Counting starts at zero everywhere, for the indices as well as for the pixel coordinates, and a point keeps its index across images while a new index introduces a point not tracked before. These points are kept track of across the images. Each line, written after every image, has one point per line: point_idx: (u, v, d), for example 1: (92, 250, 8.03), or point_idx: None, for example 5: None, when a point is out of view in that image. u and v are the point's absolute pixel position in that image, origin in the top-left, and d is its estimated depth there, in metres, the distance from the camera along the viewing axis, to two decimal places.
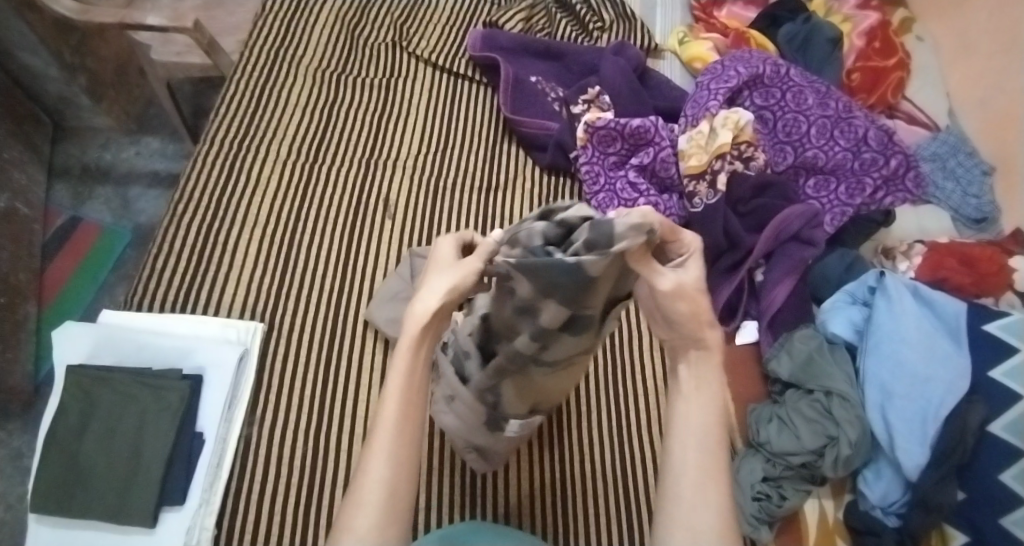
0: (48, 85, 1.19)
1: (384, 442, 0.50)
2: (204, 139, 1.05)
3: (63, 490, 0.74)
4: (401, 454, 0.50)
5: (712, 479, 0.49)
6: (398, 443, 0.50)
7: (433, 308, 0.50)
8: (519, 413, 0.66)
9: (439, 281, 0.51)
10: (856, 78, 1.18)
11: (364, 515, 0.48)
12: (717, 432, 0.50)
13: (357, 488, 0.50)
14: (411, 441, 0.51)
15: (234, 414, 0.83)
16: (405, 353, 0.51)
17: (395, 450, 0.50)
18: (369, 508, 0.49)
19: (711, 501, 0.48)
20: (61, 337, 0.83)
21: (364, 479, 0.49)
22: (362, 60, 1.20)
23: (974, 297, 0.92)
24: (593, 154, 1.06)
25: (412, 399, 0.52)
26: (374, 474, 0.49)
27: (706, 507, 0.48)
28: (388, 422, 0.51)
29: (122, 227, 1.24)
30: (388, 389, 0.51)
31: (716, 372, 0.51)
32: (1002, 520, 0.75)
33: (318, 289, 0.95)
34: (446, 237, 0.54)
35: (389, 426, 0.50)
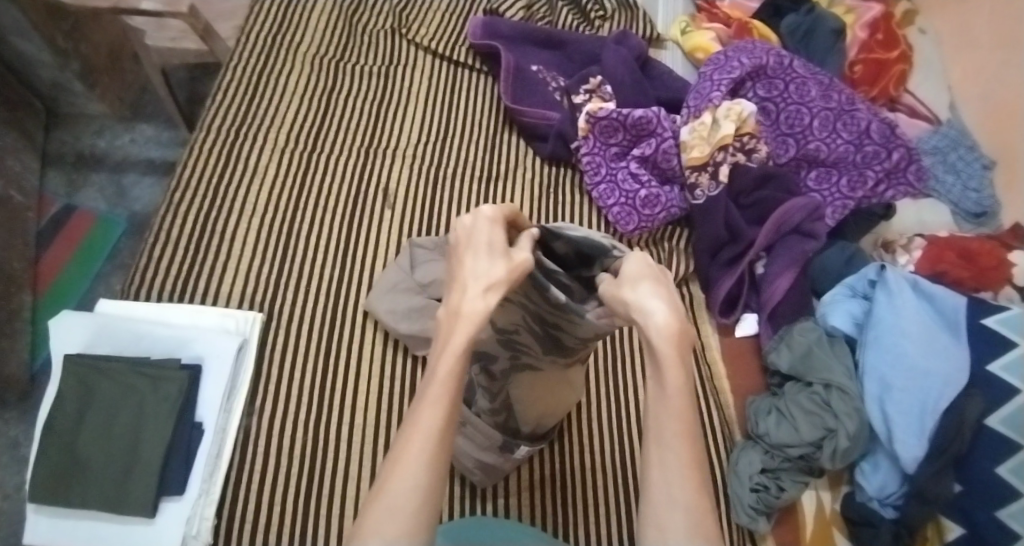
0: (41, 70, 1.17)
1: (422, 442, 0.46)
2: (200, 125, 1.04)
3: (62, 481, 0.73)
4: (436, 459, 0.46)
5: (682, 469, 0.45)
6: (434, 444, 0.46)
7: (480, 307, 0.50)
8: (525, 426, 0.72)
9: (491, 273, 0.51)
10: (858, 70, 1.18)
11: (395, 520, 0.43)
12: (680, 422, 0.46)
13: (384, 492, 0.45)
14: (444, 446, 0.47)
15: (232, 405, 0.82)
16: (449, 356, 0.49)
17: (431, 449, 0.46)
18: (404, 515, 0.44)
19: (685, 506, 0.44)
20: (58, 327, 0.82)
21: (395, 484, 0.44)
22: (361, 47, 1.18)
23: (973, 291, 0.92)
24: (595, 145, 1.06)
25: (452, 394, 0.48)
26: (409, 479, 0.45)
27: (678, 511, 0.44)
28: (428, 421, 0.47)
29: (117, 215, 1.23)
30: (430, 386, 0.48)
31: (674, 357, 0.47)
32: (1000, 512, 0.75)
33: (317, 280, 0.94)
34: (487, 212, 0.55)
35: (426, 422, 0.47)
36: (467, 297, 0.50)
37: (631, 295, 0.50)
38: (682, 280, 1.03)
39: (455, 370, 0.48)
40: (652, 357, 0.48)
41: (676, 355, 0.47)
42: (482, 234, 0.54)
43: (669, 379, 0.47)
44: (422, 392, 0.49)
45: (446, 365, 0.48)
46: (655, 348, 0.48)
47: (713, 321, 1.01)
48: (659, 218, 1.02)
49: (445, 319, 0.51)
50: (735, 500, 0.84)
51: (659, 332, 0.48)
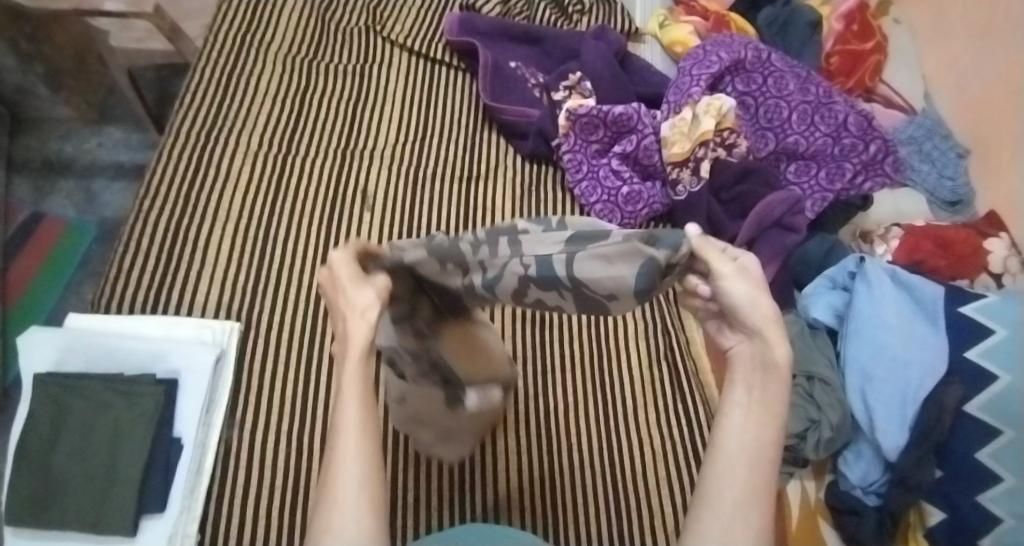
0: (3, 74, 1.13)
1: (353, 439, 0.45)
2: (170, 130, 1.01)
3: (37, 503, 0.71)
4: (369, 448, 0.46)
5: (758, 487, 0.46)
6: (364, 436, 0.46)
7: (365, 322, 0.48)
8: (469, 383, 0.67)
9: (359, 297, 0.50)
10: (835, 61, 1.19)
11: (353, 516, 0.44)
12: (764, 454, 0.47)
13: (331, 494, 0.44)
14: (374, 435, 0.47)
15: (212, 418, 0.81)
16: (360, 355, 0.47)
17: (362, 443, 0.46)
18: (350, 506, 0.44)
19: (754, 523, 0.45)
20: (27, 344, 0.80)
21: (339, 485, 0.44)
22: (335, 46, 1.16)
23: (949, 279, 0.93)
24: (576, 142, 1.05)
25: (367, 391, 0.47)
26: (351, 476, 0.44)
27: (746, 529, 0.45)
28: (349, 420, 0.46)
29: (88, 222, 1.20)
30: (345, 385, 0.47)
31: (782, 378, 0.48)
32: (979, 497, 0.77)
33: (296, 286, 0.92)
34: (342, 252, 0.52)
35: (349, 421, 0.46)
36: (349, 321, 0.49)
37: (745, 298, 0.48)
38: None
39: (365, 367, 0.47)
40: (752, 374, 0.49)
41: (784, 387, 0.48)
42: (334, 268, 0.52)
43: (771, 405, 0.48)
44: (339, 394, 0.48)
45: (352, 368, 0.47)
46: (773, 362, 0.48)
47: None
48: (642, 215, 1.02)
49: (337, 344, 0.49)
50: None
51: (760, 323, 0.48)
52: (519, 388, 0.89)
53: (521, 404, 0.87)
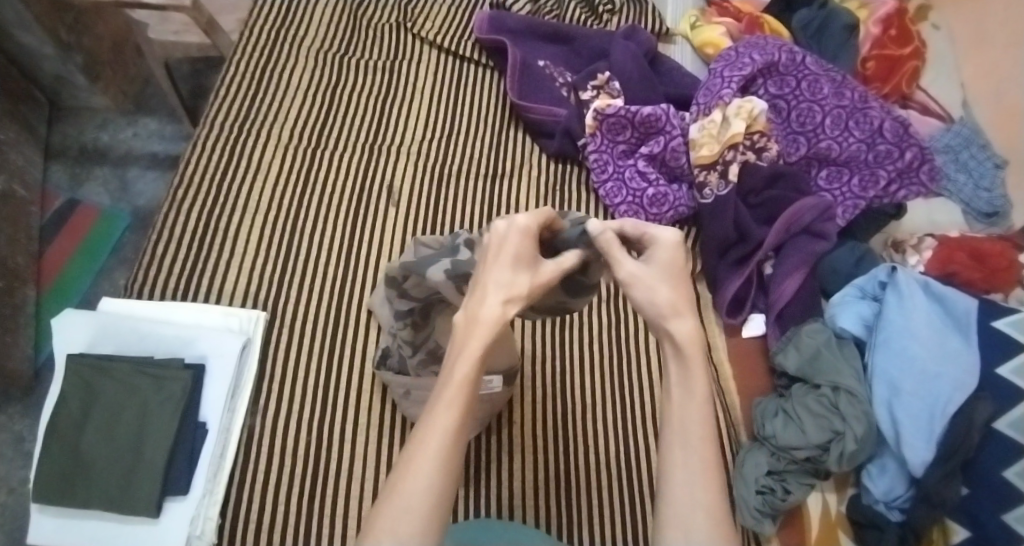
0: (43, 63, 1.16)
1: (434, 445, 0.43)
2: (203, 121, 1.03)
3: (66, 481, 0.73)
4: (449, 460, 0.44)
5: (700, 476, 0.43)
6: (448, 444, 0.44)
7: (498, 313, 0.47)
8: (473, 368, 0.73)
9: (503, 281, 0.48)
10: (871, 67, 1.16)
11: (410, 521, 0.41)
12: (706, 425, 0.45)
13: (395, 493, 0.43)
14: (459, 445, 0.45)
15: (236, 404, 0.82)
16: (472, 355, 0.46)
17: (446, 451, 0.44)
18: (417, 517, 0.41)
19: (702, 500, 0.43)
20: (61, 325, 0.82)
21: (407, 487, 0.42)
22: (366, 42, 1.17)
23: (983, 293, 0.90)
24: (602, 142, 1.04)
25: (468, 403, 0.46)
26: (423, 480, 0.42)
27: (698, 509, 0.42)
28: (443, 425, 0.44)
29: (121, 209, 1.22)
30: (445, 384, 0.46)
31: (699, 358, 0.47)
32: (1006, 516, 0.74)
33: (321, 277, 0.93)
34: (526, 217, 0.51)
35: (439, 425, 0.44)
36: (487, 305, 0.47)
37: (643, 284, 0.50)
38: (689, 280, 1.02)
39: (475, 375, 0.46)
40: (674, 365, 0.48)
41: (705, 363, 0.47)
42: (497, 239, 0.50)
43: (696, 379, 0.46)
44: (438, 395, 0.46)
45: (464, 368, 0.46)
46: (682, 350, 0.47)
47: (720, 321, 1.00)
48: (667, 217, 1.01)
49: (462, 324, 0.48)
50: (740, 503, 0.83)
51: (660, 314, 0.48)
52: (537, 389, 0.89)
53: (538, 406, 0.88)
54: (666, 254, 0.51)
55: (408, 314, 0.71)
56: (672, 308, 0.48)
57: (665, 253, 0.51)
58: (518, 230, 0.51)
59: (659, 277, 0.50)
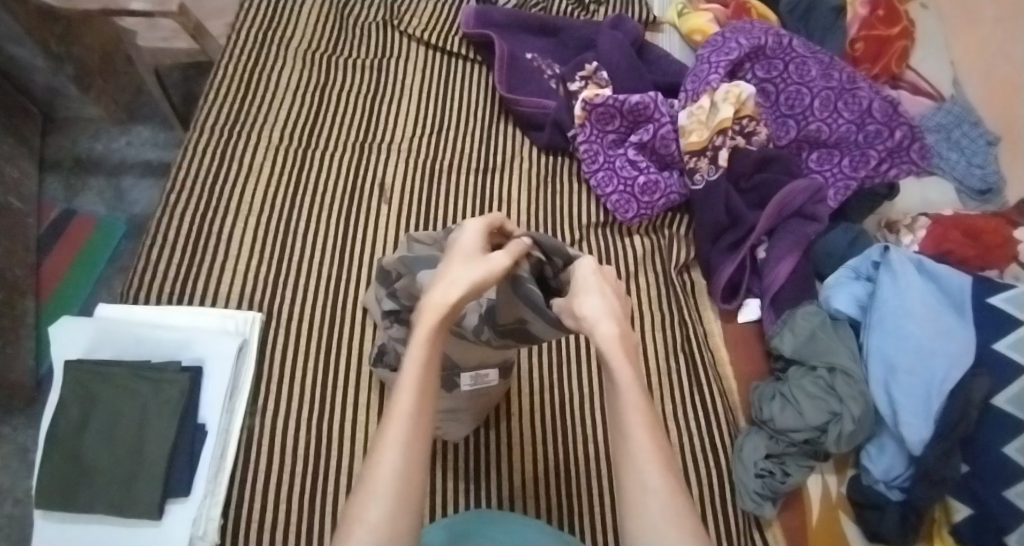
0: (35, 75, 1.17)
1: (400, 430, 0.48)
2: (193, 125, 1.03)
3: (68, 486, 0.74)
4: (415, 444, 0.49)
5: (649, 459, 0.48)
6: (413, 429, 0.49)
7: (447, 298, 0.52)
8: (467, 366, 0.70)
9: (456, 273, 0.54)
10: (860, 47, 1.14)
11: (380, 504, 0.46)
12: (645, 419, 0.50)
13: (368, 478, 0.47)
14: (423, 429, 0.50)
15: (235, 405, 0.83)
16: (422, 344, 0.51)
17: (410, 436, 0.49)
18: (383, 497, 0.46)
19: (659, 485, 0.47)
20: (58, 333, 0.82)
21: (376, 471, 0.47)
22: (354, 41, 1.17)
23: (978, 270, 0.91)
24: (592, 132, 1.04)
25: (425, 387, 0.51)
26: (390, 463, 0.47)
27: (653, 495, 0.47)
28: (403, 411, 0.49)
29: (117, 218, 1.23)
30: (404, 373, 0.51)
31: (621, 354, 0.52)
32: (1006, 492, 0.75)
33: (316, 277, 0.94)
34: (477, 220, 0.58)
35: (402, 410, 0.49)
36: (436, 292, 0.53)
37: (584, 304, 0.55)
38: (683, 268, 1.02)
39: (429, 363, 0.51)
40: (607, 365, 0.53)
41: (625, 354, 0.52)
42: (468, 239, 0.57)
43: (622, 376, 0.51)
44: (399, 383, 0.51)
45: (417, 355, 0.51)
46: (604, 353, 0.53)
47: (715, 306, 1.00)
48: (659, 205, 1.01)
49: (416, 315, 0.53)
50: (740, 487, 0.83)
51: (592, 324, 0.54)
52: (533, 382, 0.89)
53: (535, 398, 0.88)
54: (591, 276, 0.56)
55: (396, 314, 0.75)
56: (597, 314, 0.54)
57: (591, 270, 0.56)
58: (468, 232, 0.58)
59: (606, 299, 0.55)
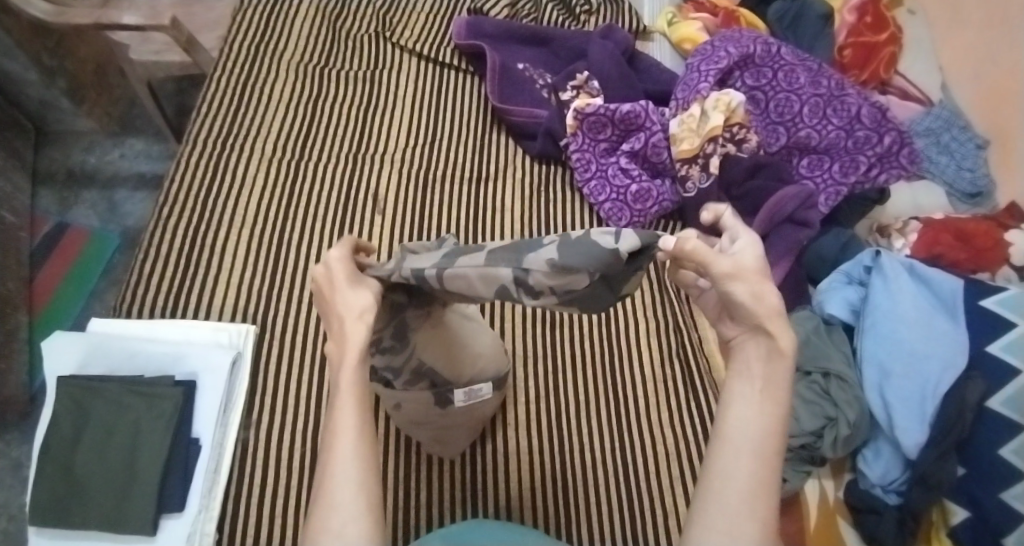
0: (28, 90, 1.17)
1: (346, 440, 0.44)
2: (186, 139, 1.03)
3: (61, 503, 0.73)
4: (365, 450, 0.44)
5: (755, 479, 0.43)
6: (359, 436, 0.44)
7: (351, 325, 0.47)
8: (460, 381, 0.70)
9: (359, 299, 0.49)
10: (848, 54, 1.16)
11: (343, 517, 0.42)
12: (772, 438, 0.44)
13: (324, 494, 0.43)
14: (369, 434, 0.45)
15: (229, 418, 0.82)
16: (352, 353, 0.46)
17: (358, 446, 0.44)
18: (354, 515, 0.42)
19: (756, 516, 0.43)
20: (51, 348, 0.82)
21: (330, 487, 0.43)
22: (346, 53, 1.18)
23: (970, 273, 0.92)
24: (584, 141, 1.05)
25: (363, 398, 0.46)
26: (342, 477, 0.43)
27: (747, 519, 0.42)
28: (346, 427, 0.44)
29: (110, 231, 1.23)
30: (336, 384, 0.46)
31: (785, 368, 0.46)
32: (1003, 495, 0.74)
33: (309, 288, 0.94)
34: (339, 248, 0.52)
35: (343, 422, 0.45)
36: (346, 318, 0.48)
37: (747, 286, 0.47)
38: None
39: (361, 377, 0.46)
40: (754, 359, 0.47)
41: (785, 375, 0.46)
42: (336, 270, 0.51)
43: (754, 386, 0.46)
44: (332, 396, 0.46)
45: (348, 377, 0.45)
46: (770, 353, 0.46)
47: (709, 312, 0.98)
48: (651, 212, 1.01)
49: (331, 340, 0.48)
50: None
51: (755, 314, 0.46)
52: (529, 390, 0.89)
53: (531, 407, 0.88)
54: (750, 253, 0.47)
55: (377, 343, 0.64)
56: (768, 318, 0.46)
57: (749, 247, 0.48)
58: (338, 259, 0.52)
59: (756, 271, 0.47)
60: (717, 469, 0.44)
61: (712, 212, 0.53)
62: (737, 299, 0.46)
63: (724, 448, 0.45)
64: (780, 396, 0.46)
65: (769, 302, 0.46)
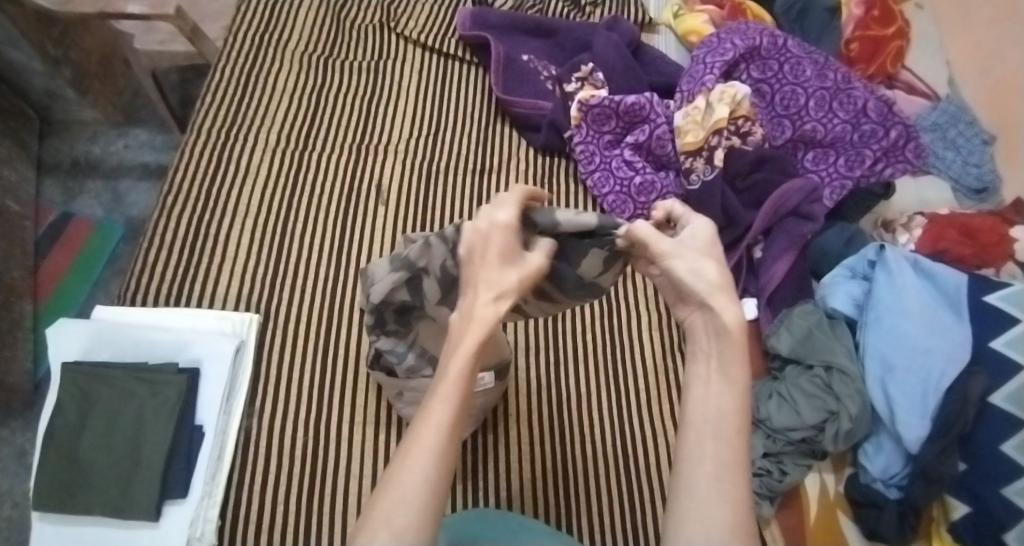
0: (33, 79, 1.17)
1: (431, 435, 0.46)
2: (190, 128, 1.03)
3: (65, 489, 0.74)
4: (445, 454, 0.46)
5: (725, 460, 0.46)
6: (443, 440, 0.46)
7: (489, 308, 0.49)
8: None
9: (507, 278, 0.51)
10: (855, 48, 1.15)
11: (404, 512, 0.44)
12: (733, 420, 0.48)
13: (392, 483, 0.45)
14: (452, 442, 0.47)
15: (232, 406, 0.83)
16: (463, 351, 0.48)
17: (440, 446, 0.46)
18: (411, 503, 0.44)
19: (728, 496, 0.45)
20: (56, 335, 0.83)
21: (404, 477, 0.45)
22: (350, 43, 1.18)
23: (975, 268, 0.91)
24: (588, 133, 1.05)
25: (461, 396, 0.48)
26: (417, 471, 0.45)
27: (718, 499, 0.45)
28: (437, 421, 0.47)
29: (115, 221, 1.23)
30: (438, 384, 0.48)
31: (739, 350, 0.50)
32: (1004, 490, 0.74)
33: (313, 278, 0.94)
34: (519, 188, 0.54)
35: (434, 418, 0.47)
36: (479, 301, 0.50)
37: (687, 259, 0.52)
38: None
39: (469, 372, 0.48)
40: (712, 343, 0.51)
41: (744, 356, 0.50)
42: (484, 236, 0.51)
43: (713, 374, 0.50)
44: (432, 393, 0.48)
45: (457, 367, 0.48)
46: (724, 336, 0.50)
47: None
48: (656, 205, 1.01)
49: (458, 324, 0.50)
50: None
51: (709, 286, 0.51)
52: (531, 382, 0.89)
53: (533, 398, 0.88)
54: (698, 239, 0.54)
55: (381, 325, 0.70)
56: (715, 294, 0.51)
57: (698, 233, 0.55)
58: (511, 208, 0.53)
59: (698, 249, 0.53)
60: (685, 457, 0.47)
61: (661, 209, 0.59)
62: (681, 275, 0.53)
63: (690, 437, 0.48)
64: (739, 378, 0.49)
65: (710, 279, 0.52)
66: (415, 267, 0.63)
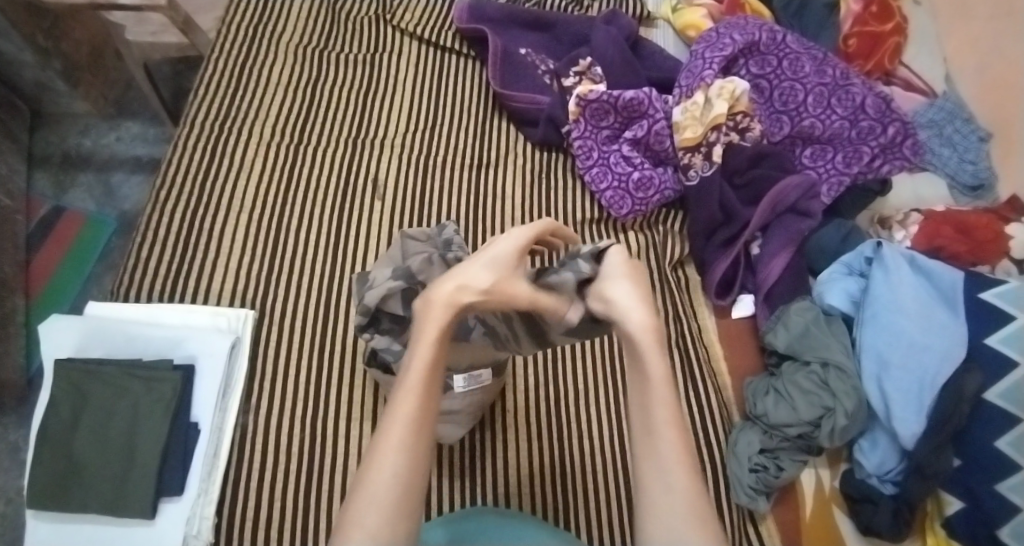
0: (23, 70, 1.15)
1: (397, 435, 0.48)
2: (184, 120, 1.02)
3: (60, 487, 0.73)
4: (414, 450, 0.48)
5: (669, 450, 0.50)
6: (411, 433, 0.48)
7: (449, 299, 0.52)
8: None
9: (479, 278, 0.54)
10: (853, 43, 1.14)
11: (376, 512, 0.45)
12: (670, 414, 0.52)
13: (364, 482, 0.47)
14: (421, 435, 0.49)
15: (228, 403, 0.82)
16: (426, 348, 0.51)
17: (407, 442, 0.48)
18: (381, 503, 0.46)
19: (678, 485, 0.49)
20: (48, 331, 0.81)
21: (373, 476, 0.47)
22: (345, 34, 1.16)
23: (970, 265, 0.91)
24: (587, 128, 1.04)
25: (427, 389, 0.50)
26: (386, 468, 0.47)
27: (673, 499, 0.48)
28: (402, 416, 0.49)
29: (107, 214, 1.22)
30: (404, 381, 0.51)
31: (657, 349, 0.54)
32: (997, 486, 0.75)
33: (309, 274, 0.93)
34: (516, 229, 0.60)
35: (401, 414, 0.49)
36: (443, 294, 0.53)
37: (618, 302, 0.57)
38: (677, 264, 1.02)
39: (433, 365, 0.51)
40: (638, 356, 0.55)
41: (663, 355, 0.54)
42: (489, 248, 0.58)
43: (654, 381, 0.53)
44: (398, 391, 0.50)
45: (423, 357, 0.51)
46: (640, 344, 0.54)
47: (709, 302, 0.99)
48: (653, 201, 1.01)
49: (421, 313, 0.53)
50: (734, 481, 0.83)
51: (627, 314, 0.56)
52: (528, 378, 0.89)
53: (530, 394, 0.88)
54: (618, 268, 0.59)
55: (374, 324, 0.70)
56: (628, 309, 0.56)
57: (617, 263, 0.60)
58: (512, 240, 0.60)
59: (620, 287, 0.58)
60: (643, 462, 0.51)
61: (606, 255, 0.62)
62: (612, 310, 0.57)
63: (648, 438, 0.51)
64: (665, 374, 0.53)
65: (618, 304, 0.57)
66: (414, 277, 0.66)
